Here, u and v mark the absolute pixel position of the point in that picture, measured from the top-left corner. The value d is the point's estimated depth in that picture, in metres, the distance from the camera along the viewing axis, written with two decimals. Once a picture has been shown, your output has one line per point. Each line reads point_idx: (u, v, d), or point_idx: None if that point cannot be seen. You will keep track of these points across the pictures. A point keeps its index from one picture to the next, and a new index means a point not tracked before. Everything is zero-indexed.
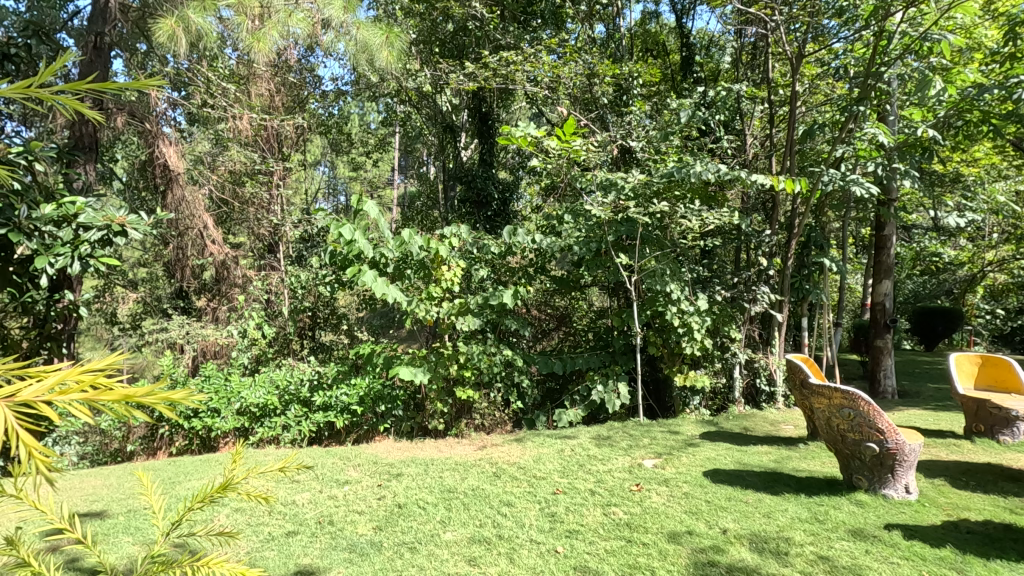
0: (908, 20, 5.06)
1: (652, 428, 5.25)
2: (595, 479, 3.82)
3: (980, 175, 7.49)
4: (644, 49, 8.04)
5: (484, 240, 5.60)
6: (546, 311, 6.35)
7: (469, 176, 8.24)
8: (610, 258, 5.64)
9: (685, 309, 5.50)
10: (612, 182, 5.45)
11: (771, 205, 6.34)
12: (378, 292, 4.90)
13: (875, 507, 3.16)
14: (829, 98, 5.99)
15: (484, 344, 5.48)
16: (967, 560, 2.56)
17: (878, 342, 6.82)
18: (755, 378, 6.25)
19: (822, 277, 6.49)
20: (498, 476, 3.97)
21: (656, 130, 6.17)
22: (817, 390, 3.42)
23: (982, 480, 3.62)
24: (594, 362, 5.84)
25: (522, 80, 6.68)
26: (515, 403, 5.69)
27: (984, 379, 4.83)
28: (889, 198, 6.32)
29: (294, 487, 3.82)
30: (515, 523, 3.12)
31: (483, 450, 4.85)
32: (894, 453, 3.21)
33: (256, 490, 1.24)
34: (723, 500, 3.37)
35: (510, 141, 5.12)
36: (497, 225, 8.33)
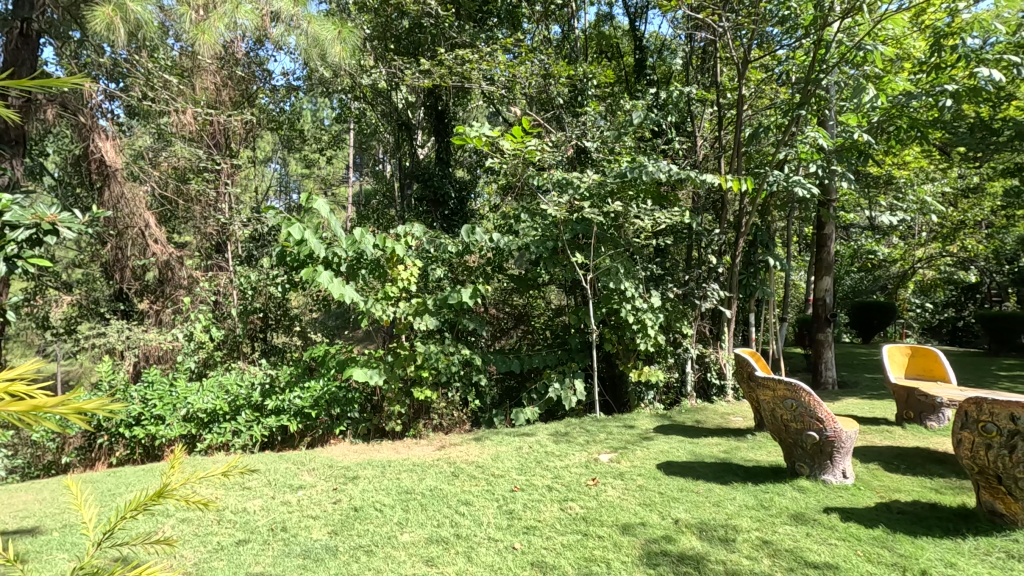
0: (844, 29, 5.31)
1: (608, 423, 5.35)
2: (552, 475, 3.87)
3: (911, 177, 7.97)
4: (599, 51, 8.14)
5: (441, 239, 5.55)
6: (504, 310, 6.38)
7: (425, 174, 8.18)
8: (566, 257, 5.72)
9: (639, 306, 5.64)
10: (568, 182, 5.52)
11: (720, 205, 6.55)
12: (334, 293, 4.80)
13: (815, 493, 3.33)
14: (774, 102, 6.24)
15: (442, 345, 5.45)
16: (897, 539, 2.73)
17: (820, 336, 7.16)
18: (706, 372, 6.47)
19: (768, 274, 6.76)
20: (456, 476, 3.96)
21: (610, 131, 6.29)
22: (764, 383, 3.56)
23: (912, 463, 3.86)
24: (551, 360, 5.90)
25: (478, 79, 6.68)
26: (473, 403, 5.69)
27: (913, 368, 5.16)
28: (828, 199, 6.65)
29: (244, 494, 3.70)
30: (473, 522, 3.13)
31: (442, 450, 4.83)
32: (833, 441, 3.39)
33: (196, 498, 1.18)
34: (675, 491, 3.48)
35: (465, 140, 5.09)
36: (454, 224, 8.30)
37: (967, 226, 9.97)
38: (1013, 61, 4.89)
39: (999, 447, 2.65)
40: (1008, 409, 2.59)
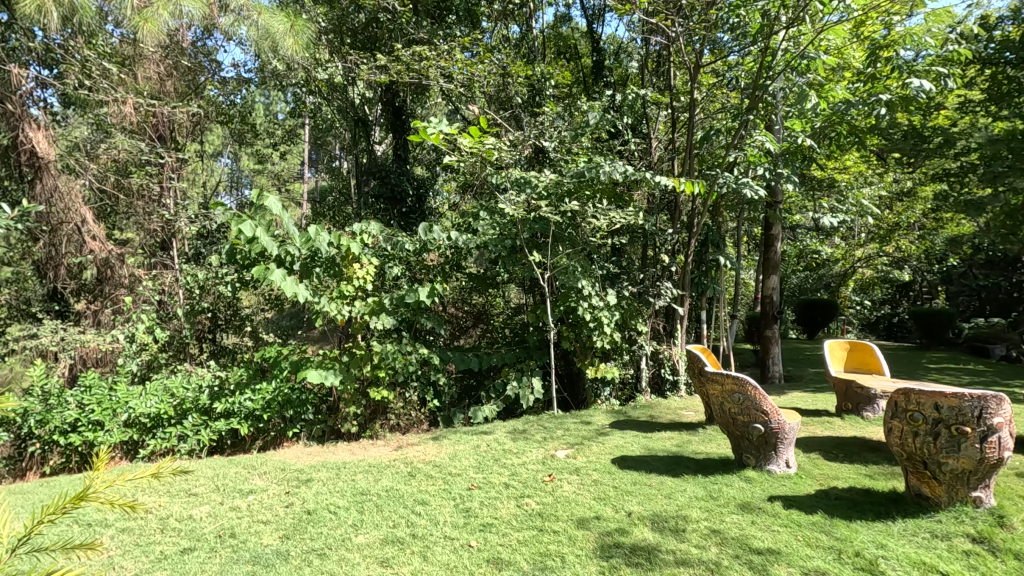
0: (790, 38, 5.52)
1: (566, 420, 5.42)
2: (509, 472, 3.90)
3: (851, 181, 8.38)
4: (558, 51, 8.21)
5: (398, 237, 5.48)
6: (463, 308, 6.37)
7: (383, 171, 8.06)
8: (524, 255, 5.76)
9: (595, 304, 5.74)
10: (527, 181, 5.56)
11: (673, 206, 6.72)
12: (288, 291, 4.68)
13: (760, 482, 3.47)
14: (725, 106, 6.44)
15: (400, 344, 5.39)
16: (834, 523, 2.89)
17: (767, 332, 7.46)
18: (660, 368, 6.65)
19: (719, 273, 7.00)
20: (412, 476, 3.93)
21: (568, 131, 6.39)
22: (712, 378, 3.69)
23: (849, 451, 4.08)
24: (509, 358, 5.93)
25: (436, 77, 6.65)
26: (431, 402, 5.66)
27: (853, 363, 5.44)
28: (775, 200, 6.93)
29: (190, 501, 3.56)
30: (429, 521, 3.11)
31: (399, 450, 4.79)
32: (777, 433, 3.55)
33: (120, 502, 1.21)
34: (629, 484, 3.56)
35: (422, 137, 5.03)
36: (412, 222, 8.23)
37: (901, 228, 10.56)
38: (941, 72, 5.21)
39: (925, 434, 2.83)
40: (934, 398, 2.78)
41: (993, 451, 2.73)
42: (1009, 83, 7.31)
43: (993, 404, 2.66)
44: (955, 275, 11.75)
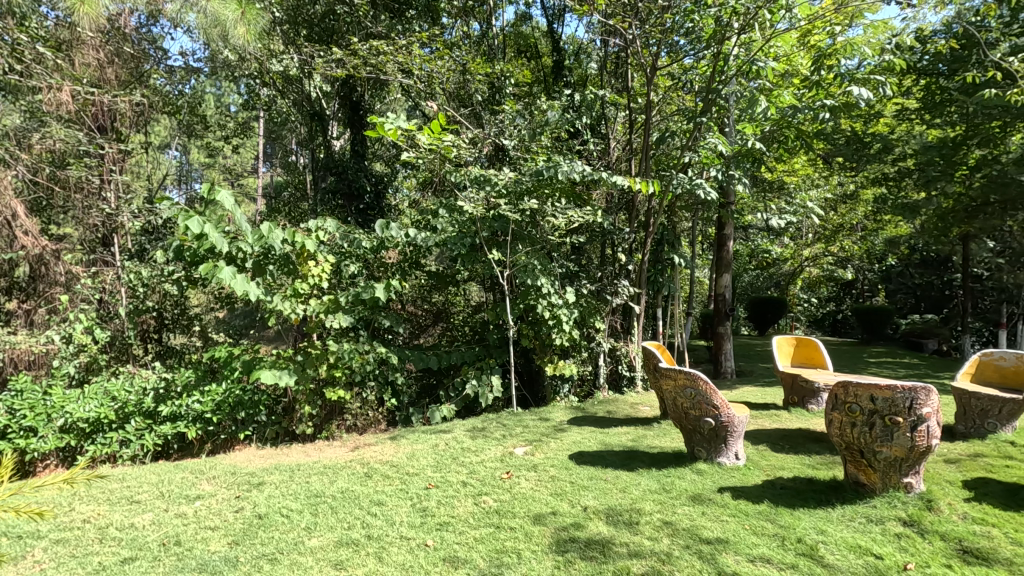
0: (741, 44, 5.70)
1: (524, 417, 5.45)
2: (467, 471, 3.90)
3: (799, 183, 8.72)
4: (518, 50, 8.22)
5: (355, 234, 5.39)
6: (422, 307, 6.32)
7: (339, 167, 7.88)
8: (483, 253, 5.75)
9: (554, 302, 5.76)
10: (486, 179, 5.56)
11: (631, 206, 6.84)
12: (237, 289, 4.47)
13: (711, 474, 3.58)
14: (680, 109, 6.60)
15: (357, 343, 5.30)
16: (779, 512, 3.01)
17: (719, 329, 7.70)
18: (618, 364, 6.78)
19: (674, 272, 7.21)
20: (369, 476, 3.88)
21: (527, 130, 6.43)
22: (666, 373, 3.78)
23: (794, 443, 4.26)
24: (469, 356, 5.91)
25: (394, 72, 6.52)
26: (389, 402, 5.59)
27: (799, 357, 5.67)
28: (727, 202, 7.15)
29: (132, 509, 3.41)
30: (385, 522, 3.07)
31: (355, 450, 4.72)
32: (727, 426, 3.67)
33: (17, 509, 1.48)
34: (586, 479, 3.61)
35: (379, 132, 4.94)
36: (370, 219, 8.08)
37: (845, 229, 11.13)
38: (879, 82, 5.48)
39: (862, 424, 2.98)
40: (870, 390, 2.93)
41: (923, 440, 2.90)
42: (941, 93, 7.76)
43: (922, 395, 2.83)
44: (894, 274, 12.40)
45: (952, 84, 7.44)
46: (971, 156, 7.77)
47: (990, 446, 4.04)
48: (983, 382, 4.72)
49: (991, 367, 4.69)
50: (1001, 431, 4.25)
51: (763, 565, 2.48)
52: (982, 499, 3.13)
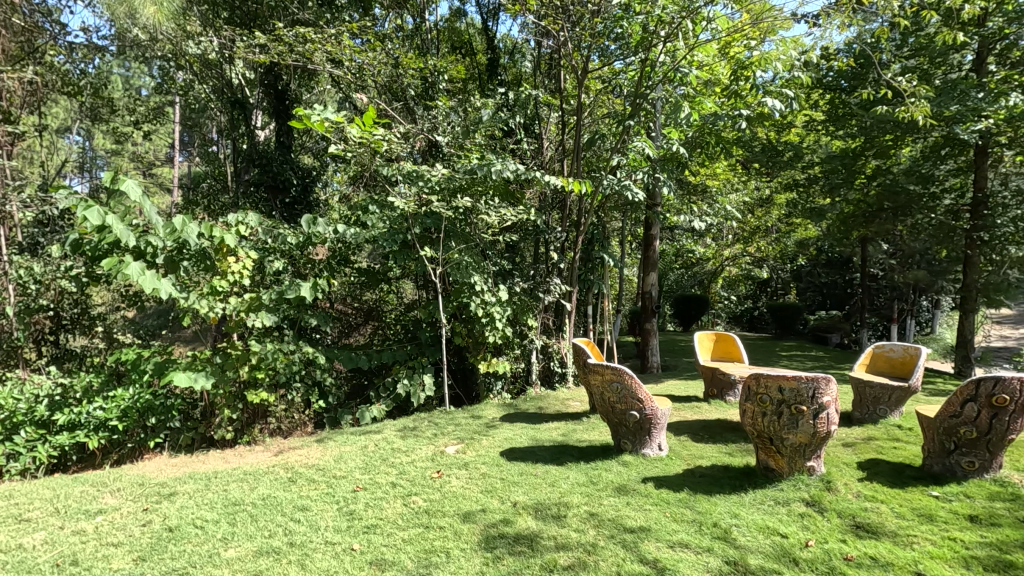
0: (666, 53, 5.92)
1: (456, 415, 5.43)
2: (396, 471, 3.83)
3: (721, 187, 9.19)
4: (452, 46, 8.14)
5: (279, 230, 5.17)
6: (352, 305, 6.15)
7: (264, 158, 7.50)
8: (415, 250, 5.65)
9: (487, 300, 5.74)
10: (419, 175, 5.47)
11: (563, 205, 6.96)
12: (147, 287, 4.10)
13: (636, 466, 3.72)
14: (610, 112, 6.79)
15: (280, 343, 5.06)
16: (697, 498, 3.17)
17: (647, 325, 8.01)
18: (549, 361, 6.90)
19: (604, 271, 7.46)
20: (293, 481, 3.73)
21: (461, 127, 6.39)
22: (594, 368, 3.89)
23: (713, 433, 4.50)
24: (400, 355, 5.81)
25: (322, 62, 6.28)
26: (316, 404, 5.40)
27: (718, 352, 6.01)
28: (654, 203, 7.46)
29: (21, 528, 3.10)
30: (309, 528, 2.97)
31: (279, 455, 4.53)
32: (651, 418, 3.82)
33: None
34: (516, 475, 3.65)
35: (305, 123, 4.73)
36: (297, 213, 7.74)
37: (761, 231, 11.57)
38: (789, 94, 5.87)
39: (771, 413, 3.19)
40: (778, 382, 3.14)
41: (823, 426, 3.15)
42: (843, 107, 8.39)
43: (824, 385, 3.07)
44: (804, 273, 13.37)
45: (852, 99, 8.10)
46: (869, 165, 8.62)
47: (881, 430, 4.45)
48: (876, 372, 5.19)
49: (882, 358, 5.16)
50: (890, 416, 4.70)
51: (681, 550, 2.60)
52: (873, 479, 3.44)
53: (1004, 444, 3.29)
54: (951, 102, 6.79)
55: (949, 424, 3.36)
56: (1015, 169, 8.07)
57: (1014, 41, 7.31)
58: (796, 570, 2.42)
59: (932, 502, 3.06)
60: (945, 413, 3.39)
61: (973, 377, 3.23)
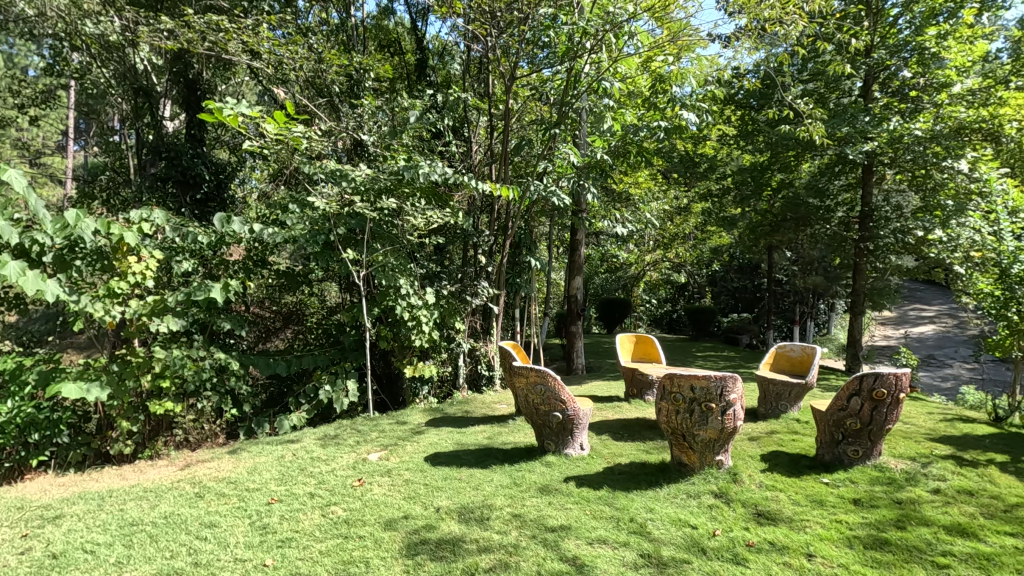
0: (591, 64, 6.08)
1: (380, 421, 5.31)
2: (315, 481, 3.69)
3: (643, 194, 9.56)
4: (379, 44, 7.99)
5: (189, 227, 4.84)
6: (270, 308, 5.84)
7: (172, 151, 6.89)
8: (338, 252, 5.47)
9: (413, 303, 5.67)
10: (342, 174, 5.21)
11: (490, 209, 6.99)
12: (30, 289, 3.62)
13: (558, 465, 3.80)
14: (537, 118, 6.91)
15: (189, 349, 4.73)
16: (616, 495, 3.29)
17: (572, 328, 8.20)
18: (477, 364, 6.93)
19: (530, 275, 7.57)
20: (201, 497, 3.49)
21: (388, 127, 6.27)
22: (519, 371, 3.95)
23: (632, 431, 4.69)
24: (322, 360, 5.59)
25: (237, 52, 5.93)
26: (229, 413, 5.09)
27: (638, 353, 6.27)
28: (580, 209, 7.68)
29: None
30: (217, 545, 2.80)
31: (186, 468, 4.24)
32: (573, 419, 3.93)
33: None
34: (440, 480, 3.62)
35: (216, 117, 4.42)
36: (209, 211, 7.20)
37: (679, 238, 12.19)
38: (704, 110, 6.18)
39: (684, 411, 3.37)
40: (690, 381, 3.31)
41: (730, 422, 3.36)
42: (752, 124, 9.01)
43: (730, 382, 3.28)
44: (718, 278, 14.23)
45: (760, 117, 8.69)
46: (774, 179, 9.35)
47: (782, 424, 4.81)
48: (777, 370, 5.60)
49: (783, 356, 5.59)
50: (790, 411, 5.09)
51: (599, 546, 2.69)
52: (773, 469, 3.71)
53: (883, 433, 3.66)
54: (842, 124, 7.58)
55: (838, 416, 3.69)
56: (896, 187, 8.96)
57: (896, 71, 8.17)
58: (704, 558, 2.56)
59: (823, 488, 3.35)
60: (835, 407, 3.72)
61: (857, 373, 3.58)
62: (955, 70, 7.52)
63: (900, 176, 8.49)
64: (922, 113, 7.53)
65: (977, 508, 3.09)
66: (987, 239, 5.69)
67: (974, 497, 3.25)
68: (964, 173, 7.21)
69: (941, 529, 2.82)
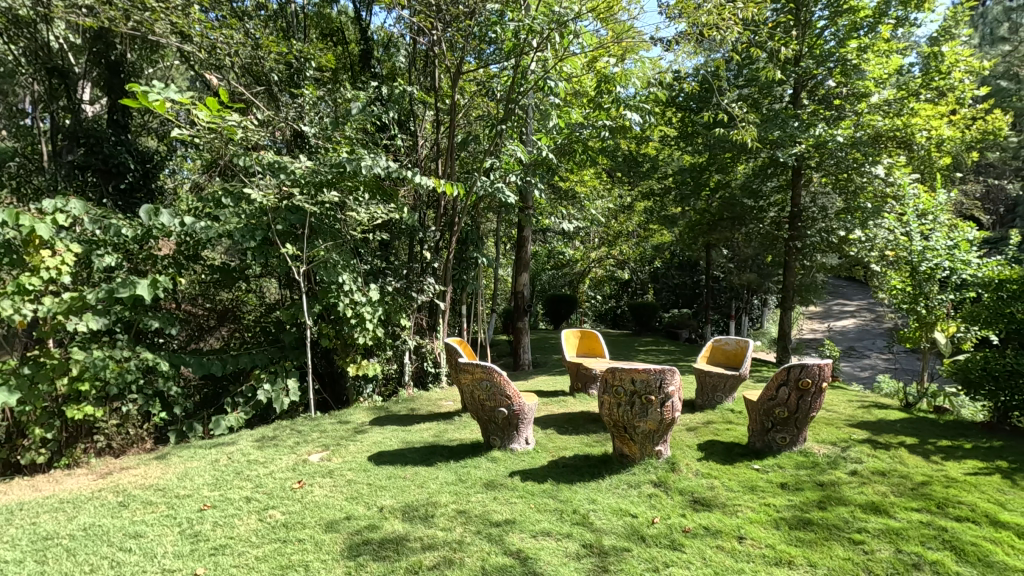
0: (538, 61, 6.08)
1: (321, 421, 5.17)
2: (252, 485, 3.55)
3: (590, 192, 9.71)
4: (322, 33, 7.76)
5: (112, 219, 4.51)
6: (203, 305, 5.55)
7: (92, 137, 6.42)
8: (276, 248, 5.25)
9: (357, 300, 5.54)
10: (281, 166, 5.16)
11: (437, 205, 6.93)
12: None
13: (504, 461, 3.82)
14: (484, 114, 6.90)
15: (111, 350, 4.42)
16: (560, 488, 3.34)
17: (519, 324, 8.24)
18: (422, 361, 6.89)
19: (478, 272, 7.56)
20: (125, 506, 3.28)
21: (330, 119, 6.10)
22: (465, 367, 3.94)
23: (576, 425, 4.78)
24: (260, 359, 5.36)
25: (165, 34, 5.56)
26: (158, 416, 4.80)
27: (582, 348, 6.40)
28: (526, 206, 7.74)
29: None
30: (143, 557, 2.64)
31: (108, 477, 3.97)
32: (518, 414, 3.96)
33: None
34: (383, 479, 3.56)
35: (140, 102, 4.13)
36: (134, 202, 6.73)
37: (623, 235, 12.47)
38: (646, 111, 6.36)
39: (625, 403, 3.46)
40: (631, 374, 3.41)
41: (669, 413, 3.48)
42: (691, 126, 9.36)
43: (669, 375, 3.40)
44: (659, 274, 14.69)
45: (698, 119, 9.03)
46: (712, 180, 9.75)
47: (717, 415, 5.04)
48: (713, 362, 5.85)
49: (719, 350, 5.86)
50: (725, 401, 5.33)
51: (543, 538, 2.72)
52: (708, 457, 3.88)
53: (808, 420, 3.89)
54: (774, 128, 7.97)
55: (768, 406, 3.90)
56: (822, 190, 9.53)
57: (822, 80, 8.68)
58: (643, 546, 2.65)
59: (754, 474, 3.54)
60: (765, 397, 3.93)
61: (785, 364, 3.79)
62: (873, 81, 8.18)
63: (825, 179, 9.04)
64: (845, 121, 8.09)
65: (889, 487, 3.35)
66: (900, 239, 6.15)
67: (886, 477, 3.51)
68: (881, 178, 7.78)
69: (857, 508, 3.04)
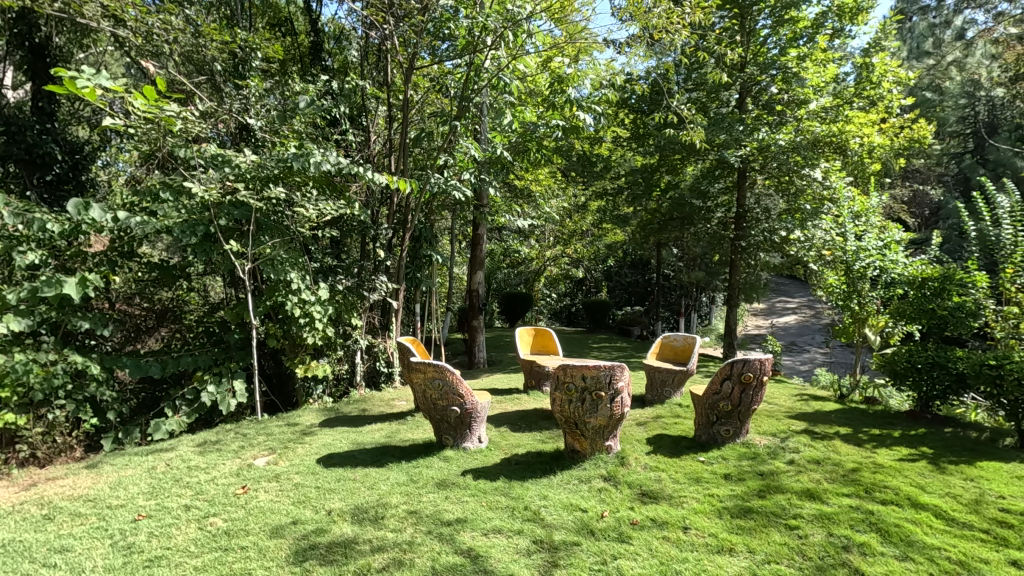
0: (492, 58, 6.06)
1: (269, 424, 5.00)
2: (192, 492, 3.40)
3: (545, 190, 9.79)
4: (269, 22, 7.49)
5: (36, 213, 4.21)
6: (139, 305, 5.27)
7: (12, 124, 5.95)
8: (219, 244, 5.03)
9: (305, 299, 5.38)
10: (224, 160, 4.99)
11: (390, 203, 6.82)
12: None
13: (456, 460, 3.81)
14: (437, 110, 6.83)
15: (36, 353, 4.13)
16: (512, 485, 3.36)
17: (473, 322, 8.21)
18: (375, 361, 6.78)
19: (432, 270, 7.48)
20: (51, 519, 3.08)
21: (277, 112, 5.89)
22: (416, 365, 3.90)
23: (529, 422, 4.82)
24: (204, 360, 5.13)
25: (96, 17, 5.21)
26: (89, 423, 4.52)
27: (536, 345, 6.45)
28: (481, 204, 7.73)
29: None
30: (69, 572, 2.49)
31: (32, 488, 3.72)
32: (470, 412, 3.95)
33: None
34: (332, 482, 3.48)
35: (67, 89, 3.85)
36: (61, 195, 6.32)
37: (577, 234, 12.62)
38: (598, 111, 6.44)
39: (575, 400, 3.50)
40: (581, 371, 3.45)
41: (618, 409, 3.56)
42: (643, 127, 9.58)
43: (617, 371, 3.46)
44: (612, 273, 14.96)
45: (650, 121, 9.24)
46: (663, 180, 10.01)
47: (665, 409, 5.19)
48: (662, 358, 6.02)
49: (668, 346, 6.02)
50: (673, 396, 5.48)
51: (494, 536, 2.73)
52: (656, 451, 3.99)
53: (749, 413, 4.06)
54: (720, 131, 8.22)
55: (712, 400, 4.03)
56: (765, 191, 9.95)
57: (765, 86, 9.03)
58: (592, 540, 2.69)
59: (699, 466, 3.66)
60: (709, 392, 4.07)
61: (728, 360, 3.94)
62: (811, 89, 8.57)
63: (769, 181, 9.45)
64: (785, 125, 8.42)
65: (822, 474, 3.54)
66: (835, 239, 6.48)
67: (821, 465, 3.71)
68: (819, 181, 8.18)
69: (794, 495, 3.20)
